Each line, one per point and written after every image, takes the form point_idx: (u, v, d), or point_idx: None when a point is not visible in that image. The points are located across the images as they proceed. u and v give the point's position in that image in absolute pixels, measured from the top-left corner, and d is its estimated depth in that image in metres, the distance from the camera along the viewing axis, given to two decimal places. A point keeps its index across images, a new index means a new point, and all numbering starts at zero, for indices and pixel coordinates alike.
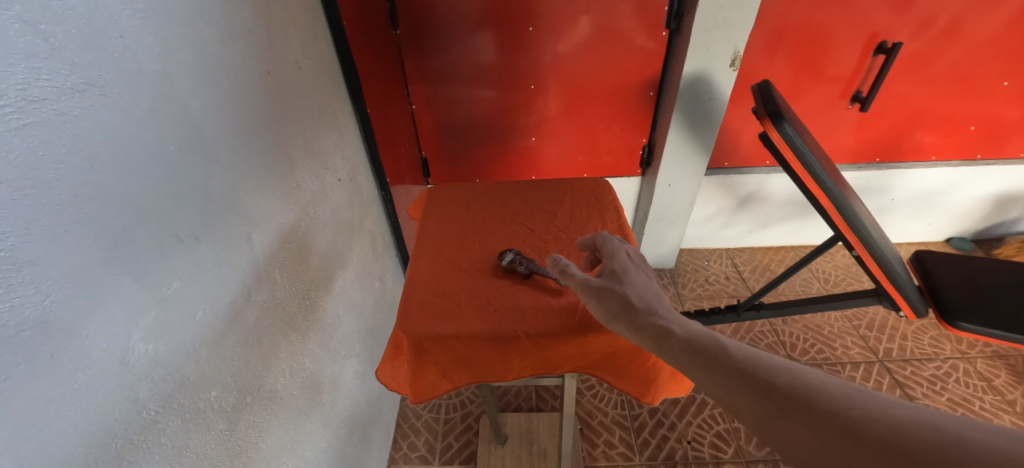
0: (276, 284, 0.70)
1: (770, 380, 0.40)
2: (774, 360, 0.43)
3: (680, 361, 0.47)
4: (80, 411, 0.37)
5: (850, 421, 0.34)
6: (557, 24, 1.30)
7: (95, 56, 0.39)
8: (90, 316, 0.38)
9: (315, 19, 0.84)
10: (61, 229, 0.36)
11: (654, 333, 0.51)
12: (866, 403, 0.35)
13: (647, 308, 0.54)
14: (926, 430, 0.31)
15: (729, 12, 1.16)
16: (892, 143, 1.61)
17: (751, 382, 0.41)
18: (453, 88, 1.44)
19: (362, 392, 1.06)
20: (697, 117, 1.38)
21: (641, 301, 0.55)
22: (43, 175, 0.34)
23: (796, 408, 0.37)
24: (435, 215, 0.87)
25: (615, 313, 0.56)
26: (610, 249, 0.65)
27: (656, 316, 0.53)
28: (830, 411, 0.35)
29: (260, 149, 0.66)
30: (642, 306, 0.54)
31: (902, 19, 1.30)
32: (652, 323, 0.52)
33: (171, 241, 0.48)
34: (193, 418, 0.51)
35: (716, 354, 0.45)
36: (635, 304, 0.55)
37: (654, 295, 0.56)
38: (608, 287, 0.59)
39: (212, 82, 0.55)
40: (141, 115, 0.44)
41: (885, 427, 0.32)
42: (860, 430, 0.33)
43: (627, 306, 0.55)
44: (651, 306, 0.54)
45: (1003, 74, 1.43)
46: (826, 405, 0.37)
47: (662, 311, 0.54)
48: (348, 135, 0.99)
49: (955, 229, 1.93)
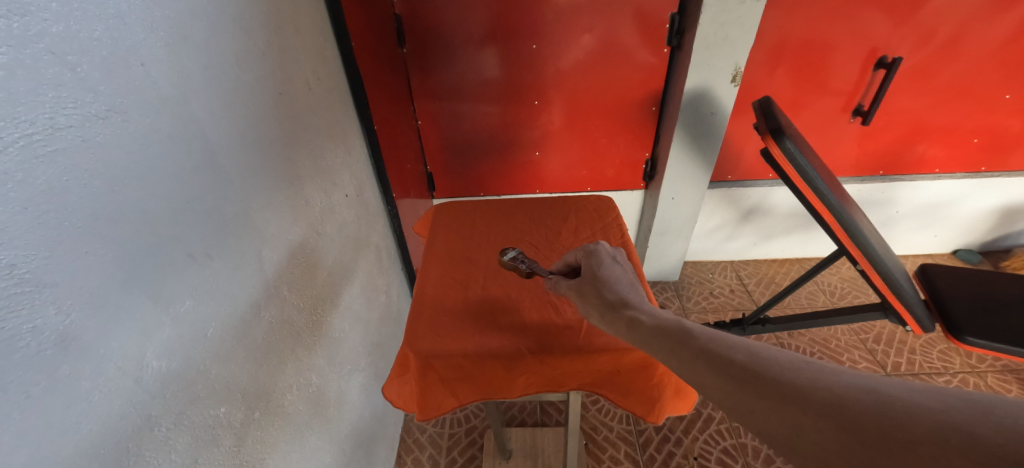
0: (284, 300, 0.71)
1: (732, 360, 0.42)
2: (736, 342, 0.44)
3: (651, 347, 0.49)
4: (96, 428, 0.38)
5: (814, 390, 0.35)
6: (559, 41, 1.33)
7: (117, 83, 0.40)
8: (108, 334, 0.39)
9: (325, 41, 0.87)
10: (83, 251, 0.37)
11: (626, 323, 0.54)
12: (829, 377, 0.36)
13: (622, 302, 0.57)
14: (886, 395, 0.32)
15: (729, 29, 1.18)
16: (895, 156, 1.62)
17: (717, 363, 0.43)
18: (458, 103, 1.47)
19: (367, 407, 1.06)
20: (699, 131, 1.39)
21: (615, 296, 0.58)
22: (68, 198, 0.36)
23: (760, 383, 0.39)
24: (442, 233, 0.88)
25: (592, 308, 0.60)
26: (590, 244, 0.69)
27: (631, 307, 0.56)
28: (794, 385, 0.37)
29: (271, 168, 0.68)
30: (617, 301, 0.57)
31: (901, 35, 1.31)
32: (626, 314, 0.55)
33: (185, 260, 0.49)
34: (203, 435, 0.52)
35: (685, 339, 0.47)
36: (610, 299, 0.58)
37: (626, 288, 0.59)
38: (585, 283, 0.62)
39: (227, 105, 0.57)
40: (158, 139, 0.45)
41: (850, 395, 0.34)
42: (825, 400, 0.34)
43: (604, 302, 0.58)
44: (624, 300, 0.57)
45: (1004, 87, 1.44)
46: (782, 378, 0.38)
47: (634, 303, 0.56)
48: (356, 152, 1.02)
49: (962, 241, 1.92)
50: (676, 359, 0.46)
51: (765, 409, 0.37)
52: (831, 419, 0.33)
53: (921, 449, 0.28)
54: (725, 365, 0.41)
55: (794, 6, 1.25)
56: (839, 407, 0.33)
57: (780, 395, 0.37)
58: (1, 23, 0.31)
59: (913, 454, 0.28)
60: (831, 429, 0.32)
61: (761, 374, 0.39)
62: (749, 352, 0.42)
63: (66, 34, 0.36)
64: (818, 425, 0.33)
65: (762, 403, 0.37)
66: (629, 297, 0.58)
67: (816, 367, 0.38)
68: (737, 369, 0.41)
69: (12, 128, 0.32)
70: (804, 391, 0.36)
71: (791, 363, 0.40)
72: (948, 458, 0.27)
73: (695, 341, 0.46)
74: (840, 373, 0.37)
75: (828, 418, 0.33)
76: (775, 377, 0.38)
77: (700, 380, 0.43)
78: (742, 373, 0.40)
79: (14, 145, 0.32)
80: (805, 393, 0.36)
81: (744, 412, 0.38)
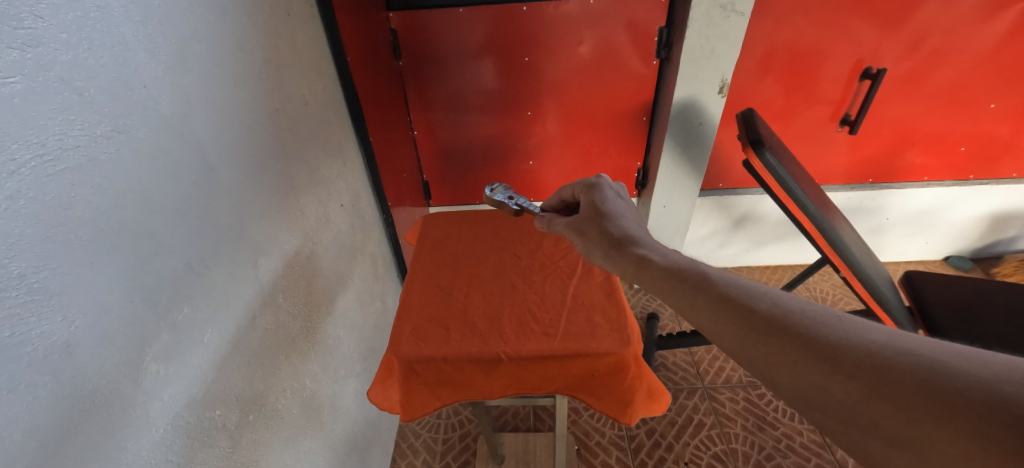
0: (279, 307, 0.73)
1: (755, 309, 0.40)
2: (760, 289, 0.42)
3: (667, 290, 0.49)
4: (98, 428, 0.41)
5: (846, 348, 0.33)
6: (551, 54, 1.37)
7: (121, 105, 0.44)
8: (109, 340, 0.42)
9: (321, 57, 0.91)
10: (87, 262, 0.40)
11: (635, 261, 0.56)
12: (864, 333, 0.34)
13: (629, 240, 0.59)
14: (931, 357, 0.30)
15: (715, 43, 1.22)
16: (884, 163, 1.64)
17: (738, 311, 0.41)
18: (453, 114, 1.50)
19: (361, 411, 1.08)
20: (688, 141, 1.42)
21: (621, 233, 0.61)
22: (75, 214, 0.39)
23: (785, 335, 0.37)
24: (430, 241, 0.91)
25: (599, 248, 0.62)
26: (592, 185, 0.72)
27: (642, 247, 0.57)
28: (822, 340, 0.35)
29: (268, 181, 0.71)
30: (625, 240, 0.60)
31: (886, 47, 1.34)
32: (635, 255, 0.56)
33: (183, 269, 0.52)
34: (198, 436, 0.54)
35: (702, 284, 0.45)
36: (617, 238, 0.60)
37: (634, 229, 0.62)
38: (588, 222, 0.67)
39: (225, 122, 0.60)
40: (159, 156, 0.48)
41: (887, 353, 0.31)
42: (858, 357, 0.32)
43: (610, 241, 0.61)
44: (631, 238, 0.60)
45: (989, 96, 1.46)
46: (811, 331, 0.36)
47: (643, 242, 0.58)
48: (351, 163, 1.05)
49: (954, 248, 1.94)
50: (691, 305, 0.45)
51: (788, 364, 0.35)
52: (863, 380, 0.31)
53: (965, 416, 0.26)
54: (747, 316, 0.39)
55: (779, 19, 1.29)
56: (873, 365, 0.31)
57: (805, 349, 0.35)
58: (17, 55, 0.34)
59: (955, 425, 0.26)
60: (863, 392, 0.31)
61: (786, 325, 0.37)
62: (774, 302, 0.40)
63: (76, 61, 0.39)
64: (846, 386, 0.31)
65: (787, 357, 0.35)
66: (634, 232, 0.61)
67: (850, 321, 0.36)
68: (759, 319, 0.39)
69: (25, 150, 0.35)
70: (834, 346, 0.34)
71: (821, 317, 0.37)
72: (989, 429, 0.25)
73: (714, 287, 0.45)
74: (877, 329, 0.34)
75: (861, 378, 0.31)
76: (802, 329, 0.36)
77: (717, 327, 0.42)
78: (766, 323, 0.38)
79: (26, 166, 0.35)
80: (834, 348, 0.34)
81: (764, 363, 0.37)
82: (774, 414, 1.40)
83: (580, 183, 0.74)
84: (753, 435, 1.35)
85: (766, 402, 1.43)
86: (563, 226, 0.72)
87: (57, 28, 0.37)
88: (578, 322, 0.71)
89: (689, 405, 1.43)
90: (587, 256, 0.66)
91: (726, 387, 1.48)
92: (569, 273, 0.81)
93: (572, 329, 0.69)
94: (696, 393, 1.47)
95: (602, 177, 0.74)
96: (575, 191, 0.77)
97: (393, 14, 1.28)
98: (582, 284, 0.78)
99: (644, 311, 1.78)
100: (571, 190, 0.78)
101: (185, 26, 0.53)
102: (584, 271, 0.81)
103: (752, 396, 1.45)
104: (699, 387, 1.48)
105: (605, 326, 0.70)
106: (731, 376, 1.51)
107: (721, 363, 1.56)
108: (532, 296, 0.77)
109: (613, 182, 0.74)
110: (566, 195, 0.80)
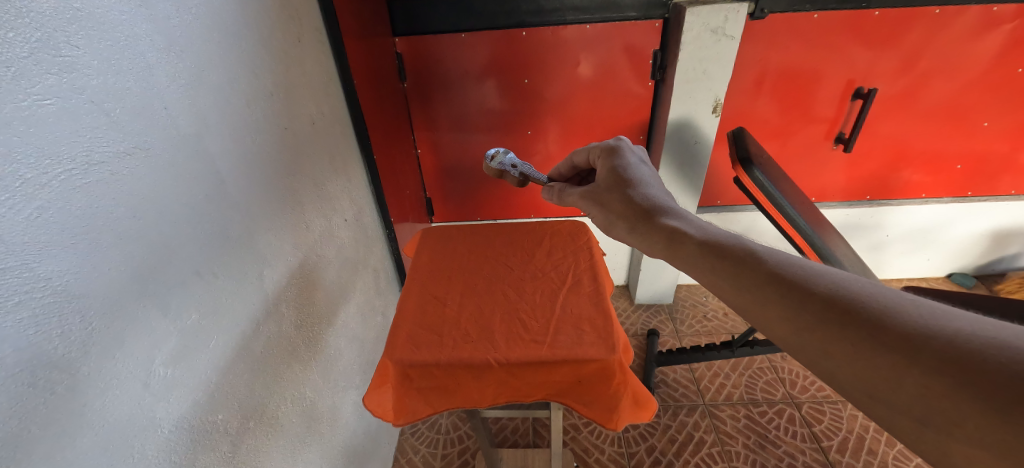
0: (283, 317, 0.76)
1: (813, 291, 0.40)
2: (815, 269, 0.43)
3: (703, 267, 0.49)
4: (108, 426, 0.43)
5: (924, 338, 0.33)
6: (550, 75, 1.42)
7: (144, 125, 0.47)
8: (121, 342, 0.45)
9: (329, 80, 0.96)
10: (106, 268, 0.43)
11: (667, 234, 0.56)
12: (944, 322, 0.34)
13: (655, 208, 0.61)
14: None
15: (708, 64, 1.29)
16: (881, 181, 1.66)
17: (793, 295, 0.41)
18: (456, 133, 1.55)
19: (360, 424, 1.09)
20: (685, 158, 1.50)
21: (646, 200, 0.63)
22: (97, 224, 0.42)
23: (850, 321, 0.37)
24: (428, 253, 0.94)
25: (623, 215, 0.64)
26: (612, 148, 0.77)
27: (672, 219, 0.58)
28: (897, 327, 0.34)
29: (274, 195, 0.75)
30: (651, 208, 0.62)
31: (877, 68, 1.38)
32: (666, 227, 0.57)
33: (192, 276, 0.55)
34: (201, 439, 0.56)
35: (749, 262, 0.46)
36: (643, 206, 0.63)
37: (660, 199, 0.63)
38: (608, 191, 0.69)
39: (237, 140, 0.64)
40: (175, 171, 0.52)
41: (974, 344, 0.31)
42: (937, 349, 0.32)
43: (636, 208, 0.63)
44: (657, 206, 0.62)
45: (984, 114, 1.49)
46: (879, 315, 0.36)
47: (669, 214, 0.60)
48: (356, 180, 1.09)
49: (955, 265, 1.95)
50: (735, 286, 0.45)
51: (852, 355, 0.35)
52: (946, 374, 0.31)
53: None
54: (804, 300, 0.40)
55: (770, 42, 1.33)
56: (956, 358, 0.31)
57: (877, 339, 0.34)
58: (54, 80, 0.38)
59: None
60: (944, 389, 0.31)
61: (851, 311, 0.37)
62: (835, 285, 0.40)
63: (104, 85, 0.43)
64: (926, 382, 0.31)
65: (851, 347, 0.35)
66: (658, 198, 0.64)
67: (926, 309, 0.35)
68: (819, 304, 0.39)
69: (56, 165, 0.38)
70: (910, 334, 0.33)
71: (892, 301, 0.37)
72: None
73: (763, 266, 0.45)
74: (960, 318, 0.34)
75: (943, 371, 0.31)
76: (868, 313, 0.36)
77: (767, 314, 0.42)
78: (826, 310, 0.38)
79: (57, 179, 0.38)
80: (911, 336, 0.33)
81: (823, 354, 0.37)
82: (776, 432, 1.38)
83: (599, 147, 0.79)
84: (755, 453, 1.33)
85: (767, 420, 1.42)
86: (580, 195, 0.75)
87: (90, 56, 0.41)
88: (566, 331, 0.73)
89: (690, 422, 1.42)
90: (606, 225, 0.68)
91: (727, 404, 1.47)
92: (559, 284, 0.84)
93: (560, 337, 0.72)
94: (696, 410, 1.45)
95: (620, 141, 0.79)
96: (590, 156, 0.82)
97: (399, 39, 1.35)
98: (571, 295, 0.81)
99: (644, 328, 1.78)
100: (586, 156, 0.83)
101: (203, 53, 0.58)
102: (573, 283, 0.84)
103: (753, 414, 1.44)
104: (699, 404, 1.47)
105: (591, 334, 0.72)
106: (732, 393, 1.50)
107: (722, 380, 1.55)
108: (523, 306, 0.79)
109: (632, 146, 0.78)
110: (579, 160, 0.86)
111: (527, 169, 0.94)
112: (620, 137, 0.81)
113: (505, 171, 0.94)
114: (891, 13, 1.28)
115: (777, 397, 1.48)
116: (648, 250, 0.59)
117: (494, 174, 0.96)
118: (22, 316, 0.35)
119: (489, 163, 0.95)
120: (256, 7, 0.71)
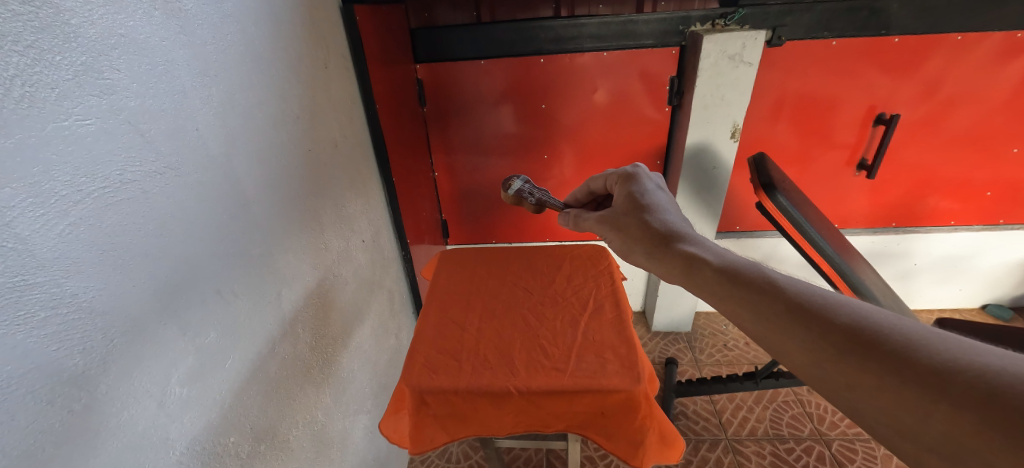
0: (298, 337, 0.75)
1: (835, 322, 0.38)
2: (837, 298, 0.41)
3: (724, 297, 0.47)
4: (121, 445, 0.42)
5: (952, 373, 0.31)
6: (567, 101, 1.44)
7: (176, 146, 0.49)
8: (140, 359, 0.44)
9: (352, 102, 0.98)
10: (130, 283, 0.43)
11: (685, 260, 0.54)
12: (969, 355, 0.32)
13: (673, 234, 0.60)
14: None
15: (725, 91, 1.30)
16: (907, 208, 1.61)
17: (812, 324, 0.39)
18: (473, 157, 1.57)
19: (370, 449, 1.06)
20: (703, 184, 1.49)
21: (664, 226, 0.62)
22: (124, 240, 0.42)
23: (873, 352, 0.35)
24: (445, 277, 0.94)
25: (640, 241, 0.63)
26: (629, 175, 0.76)
27: (691, 245, 0.56)
28: (925, 363, 0.33)
29: (296, 215, 0.75)
30: (669, 234, 0.60)
31: (898, 94, 1.37)
32: (683, 253, 0.55)
33: (212, 295, 0.55)
34: (212, 462, 0.55)
35: (769, 291, 0.44)
36: (660, 232, 0.61)
37: (680, 226, 0.61)
38: (624, 218, 0.68)
39: (262, 160, 0.66)
40: (203, 192, 0.53)
41: (1003, 378, 0.29)
42: (966, 385, 0.30)
43: (653, 233, 0.61)
44: (674, 232, 0.60)
45: (1013, 140, 1.45)
46: (901, 347, 0.34)
47: (688, 240, 0.58)
48: (374, 201, 1.10)
49: (990, 296, 1.87)
50: (754, 314, 0.43)
51: (874, 388, 0.34)
52: (972, 409, 0.29)
53: None
54: (825, 331, 0.38)
55: (788, 68, 1.33)
56: (982, 393, 0.29)
57: (900, 371, 0.33)
58: (94, 101, 0.39)
59: None
60: (970, 425, 0.29)
61: (874, 342, 0.36)
62: (859, 315, 0.38)
63: (142, 106, 0.44)
64: (954, 418, 0.30)
65: (874, 380, 0.34)
66: (675, 224, 0.62)
67: (952, 340, 0.34)
68: (840, 334, 0.37)
69: (90, 182, 0.39)
70: (934, 369, 0.32)
71: (916, 333, 0.35)
72: None
73: (784, 295, 0.43)
74: (986, 350, 0.32)
75: (972, 406, 0.29)
76: (891, 347, 0.35)
77: (786, 344, 0.40)
78: (847, 340, 0.37)
79: (90, 196, 0.39)
80: (937, 370, 0.32)
81: (844, 386, 0.36)
82: None
83: (616, 174, 0.78)
84: None
85: (795, 458, 1.34)
86: (597, 220, 0.74)
87: (130, 78, 0.43)
88: (588, 358, 0.71)
89: (712, 458, 1.35)
90: (623, 250, 0.66)
91: (751, 439, 1.40)
92: (579, 310, 0.82)
93: (581, 364, 0.70)
94: (719, 446, 1.39)
95: (638, 168, 0.78)
96: (607, 182, 0.81)
97: (421, 66, 1.39)
98: (593, 321, 0.79)
99: (662, 356, 1.72)
100: (603, 182, 0.83)
101: (236, 77, 0.60)
102: (594, 308, 0.82)
103: (779, 451, 1.36)
104: (722, 438, 1.41)
105: (615, 362, 0.70)
106: (756, 427, 1.43)
107: (745, 413, 1.48)
108: (544, 333, 0.77)
109: (649, 172, 0.77)
110: (596, 186, 0.85)
111: (546, 195, 0.93)
112: (637, 165, 0.80)
113: (522, 198, 0.94)
114: (910, 40, 1.27)
115: (804, 433, 1.41)
116: (664, 274, 0.57)
117: (512, 202, 0.96)
118: (46, 333, 0.35)
119: (507, 191, 0.96)
120: (286, 34, 0.73)
